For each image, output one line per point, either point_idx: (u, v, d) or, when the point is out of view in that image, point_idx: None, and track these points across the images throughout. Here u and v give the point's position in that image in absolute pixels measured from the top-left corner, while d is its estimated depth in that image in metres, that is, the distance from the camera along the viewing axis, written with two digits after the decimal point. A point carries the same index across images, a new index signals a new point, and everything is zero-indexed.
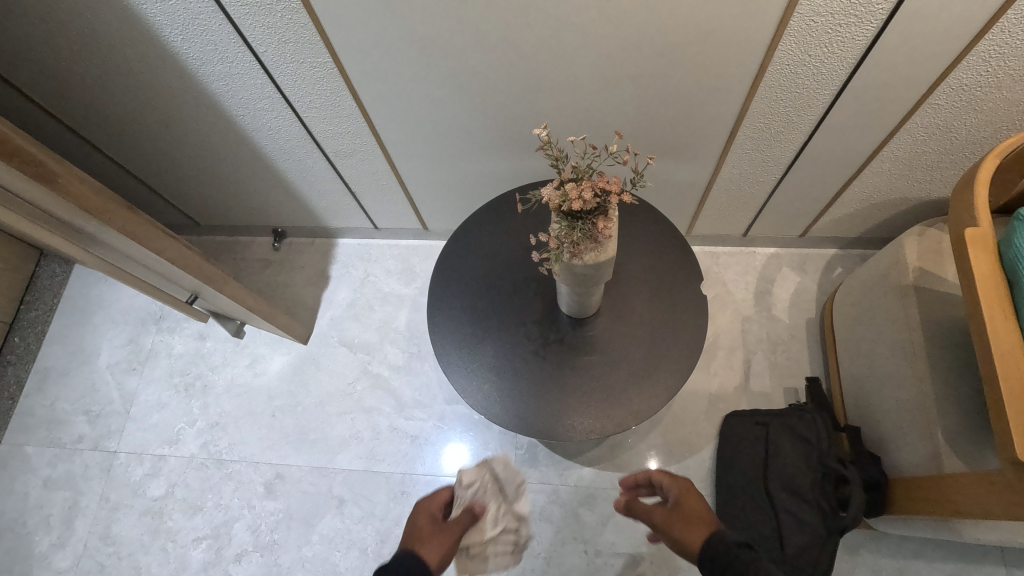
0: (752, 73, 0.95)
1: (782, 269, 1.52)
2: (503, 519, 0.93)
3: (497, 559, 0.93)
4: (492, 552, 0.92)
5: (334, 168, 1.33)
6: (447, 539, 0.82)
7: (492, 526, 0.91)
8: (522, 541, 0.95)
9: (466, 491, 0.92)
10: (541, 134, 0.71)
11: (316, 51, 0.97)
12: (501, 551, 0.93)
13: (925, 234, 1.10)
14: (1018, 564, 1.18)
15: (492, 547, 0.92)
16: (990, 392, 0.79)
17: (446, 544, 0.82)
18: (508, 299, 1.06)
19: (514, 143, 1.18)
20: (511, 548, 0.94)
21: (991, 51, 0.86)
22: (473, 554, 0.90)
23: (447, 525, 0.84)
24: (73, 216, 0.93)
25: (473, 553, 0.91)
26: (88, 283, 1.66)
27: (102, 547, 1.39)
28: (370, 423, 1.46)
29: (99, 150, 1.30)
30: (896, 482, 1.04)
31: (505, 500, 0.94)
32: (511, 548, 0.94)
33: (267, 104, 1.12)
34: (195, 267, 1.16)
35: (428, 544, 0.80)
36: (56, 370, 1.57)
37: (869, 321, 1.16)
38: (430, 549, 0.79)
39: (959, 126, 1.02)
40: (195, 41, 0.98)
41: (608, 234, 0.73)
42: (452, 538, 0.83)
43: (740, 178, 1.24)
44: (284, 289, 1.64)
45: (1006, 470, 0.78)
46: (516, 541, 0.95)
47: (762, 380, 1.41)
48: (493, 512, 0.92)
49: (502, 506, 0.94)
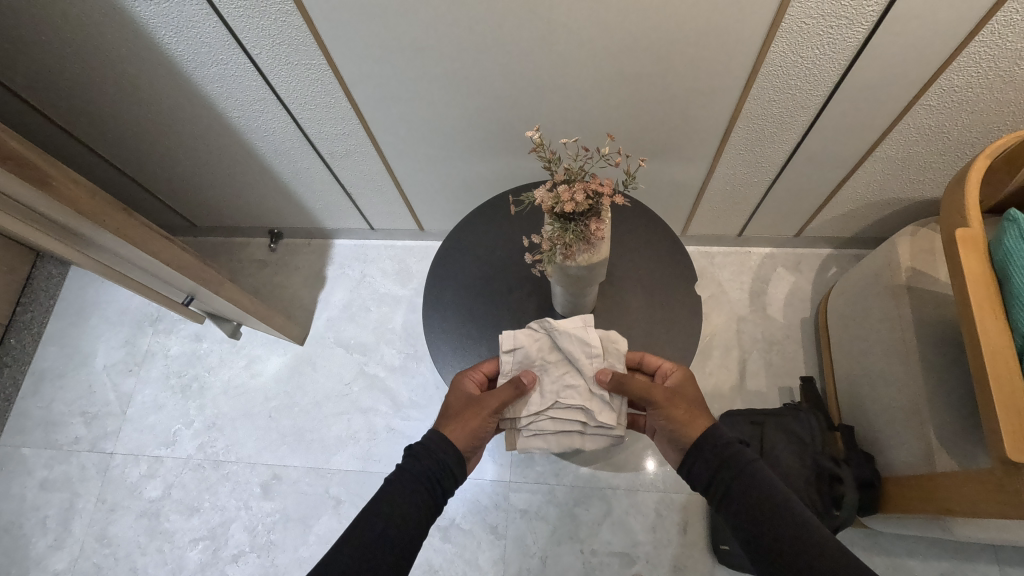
0: (745, 74, 0.96)
1: (777, 269, 1.53)
2: (555, 386, 0.85)
3: (553, 428, 0.86)
4: (548, 417, 0.85)
5: (330, 169, 1.33)
6: (477, 415, 0.80)
7: (541, 403, 0.85)
8: (591, 422, 0.85)
9: (511, 357, 0.87)
10: (534, 136, 0.72)
11: (310, 53, 0.98)
12: (560, 426, 0.85)
13: (918, 235, 1.11)
14: (1011, 561, 1.18)
15: (543, 418, 0.85)
16: (980, 391, 0.80)
17: (471, 423, 0.80)
18: (504, 300, 1.07)
19: (508, 144, 1.18)
20: (574, 427, 0.85)
21: (982, 52, 0.87)
22: (525, 427, 0.86)
23: (478, 400, 0.82)
24: (67, 217, 0.94)
25: (525, 429, 0.86)
26: (84, 285, 1.66)
27: (99, 548, 1.39)
28: (366, 424, 1.46)
29: (95, 151, 1.30)
30: (889, 481, 1.05)
31: (562, 378, 0.85)
32: (575, 427, 0.85)
33: (262, 106, 1.12)
34: (191, 268, 1.16)
35: (451, 425, 0.80)
36: (52, 372, 1.57)
37: (862, 320, 1.16)
38: (453, 428, 0.80)
39: (951, 127, 1.02)
40: (190, 43, 0.98)
41: (600, 235, 0.73)
42: (482, 415, 0.80)
43: (735, 179, 1.25)
44: (280, 290, 1.64)
45: (997, 469, 0.79)
46: (583, 421, 0.85)
47: (757, 380, 1.42)
48: (543, 386, 0.86)
49: (558, 384, 0.85)
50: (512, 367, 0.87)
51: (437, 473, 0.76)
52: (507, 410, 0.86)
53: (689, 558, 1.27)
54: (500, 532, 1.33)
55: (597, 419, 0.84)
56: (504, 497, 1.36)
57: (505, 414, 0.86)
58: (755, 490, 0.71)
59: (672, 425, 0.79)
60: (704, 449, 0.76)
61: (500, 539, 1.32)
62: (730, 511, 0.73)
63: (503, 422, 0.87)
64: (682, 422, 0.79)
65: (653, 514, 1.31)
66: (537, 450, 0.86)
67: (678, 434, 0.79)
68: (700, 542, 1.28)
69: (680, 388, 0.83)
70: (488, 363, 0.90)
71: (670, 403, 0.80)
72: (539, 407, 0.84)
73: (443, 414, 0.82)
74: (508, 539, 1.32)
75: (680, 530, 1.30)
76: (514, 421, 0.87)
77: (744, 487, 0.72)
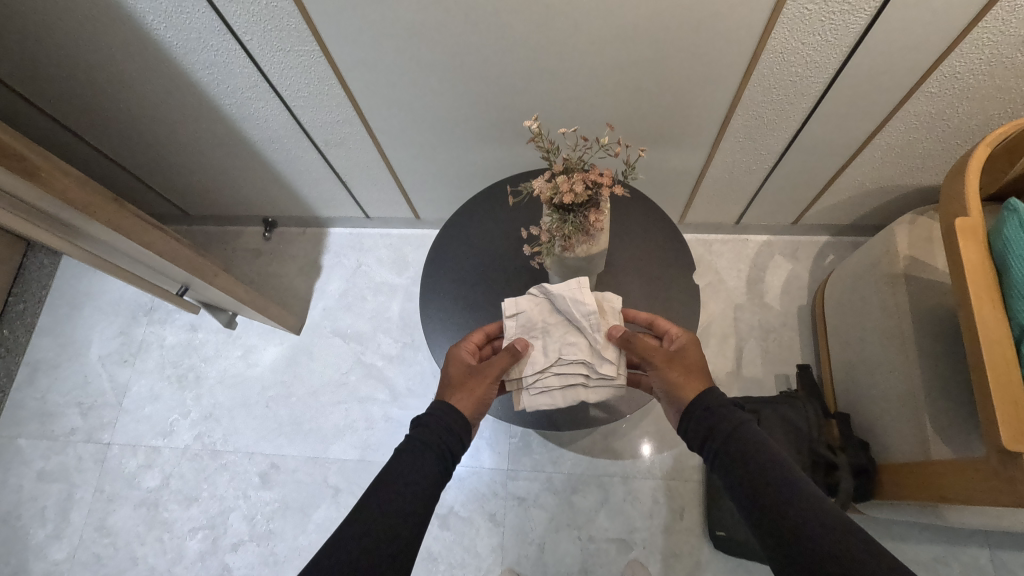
0: (746, 60, 0.94)
1: (774, 257, 1.52)
2: (557, 345, 0.84)
3: (558, 381, 0.85)
4: (552, 374, 0.84)
5: (324, 157, 1.31)
6: (482, 382, 0.81)
7: (544, 361, 0.84)
8: (595, 373, 0.84)
9: (512, 321, 0.87)
10: (531, 126, 0.71)
11: (303, 39, 0.95)
12: (565, 379, 0.85)
13: (916, 223, 1.10)
14: (1002, 545, 1.20)
15: (548, 375, 0.84)
16: (977, 381, 0.80)
17: (478, 389, 0.81)
18: (502, 290, 1.06)
19: (504, 132, 1.17)
20: (578, 379, 0.85)
21: (984, 38, 0.86)
22: (530, 385, 0.85)
23: (480, 367, 0.82)
24: (57, 209, 0.92)
25: (530, 387, 0.85)
26: (77, 275, 1.64)
27: (99, 538, 1.39)
28: (364, 413, 1.46)
29: (85, 140, 1.27)
30: (884, 468, 1.05)
31: (562, 336, 0.84)
32: (579, 380, 0.85)
33: (254, 94, 1.10)
34: (184, 260, 1.15)
35: (459, 392, 0.80)
36: (46, 362, 1.55)
37: (858, 308, 1.17)
38: (461, 398, 0.80)
39: (952, 113, 1.01)
40: (179, 28, 0.95)
41: (599, 226, 0.73)
42: (486, 381, 0.81)
43: (733, 166, 1.24)
44: (275, 279, 1.63)
45: (992, 457, 0.79)
46: (586, 373, 0.84)
47: (753, 366, 1.42)
48: (544, 346, 0.85)
49: (558, 341, 0.84)
50: (513, 332, 0.87)
51: (444, 449, 0.76)
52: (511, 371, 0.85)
53: (686, 544, 1.29)
54: (498, 520, 1.34)
55: (601, 371, 0.83)
56: (501, 484, 1.37)
57: (508, 375, 0.85)
58: (747, 448, 0.71)
59: (668, 385, 0.81)
60: (697, 409, 0.77)
61: (498, 527, 1.33)
62: (722, 468, 0.72)
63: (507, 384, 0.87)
64: (678, 384, 0.80)
65: (650, 501, 1.33)
66: (543, 408, 0.85)
67: (675, 395, 0.80)
68: (696, 528, 1.29)
69: (684, 352, 0.83)
70: (479, 334, 0.90)
71: (668, 365, 0.81)
72: (542, 365, 0.83)
73: (446, 383, 0.82)
74: (505, 526, 1.33)
75: (676, 516, 1.31)
76: (518, 382, 0.86)
77: (736, 445, 0.72)
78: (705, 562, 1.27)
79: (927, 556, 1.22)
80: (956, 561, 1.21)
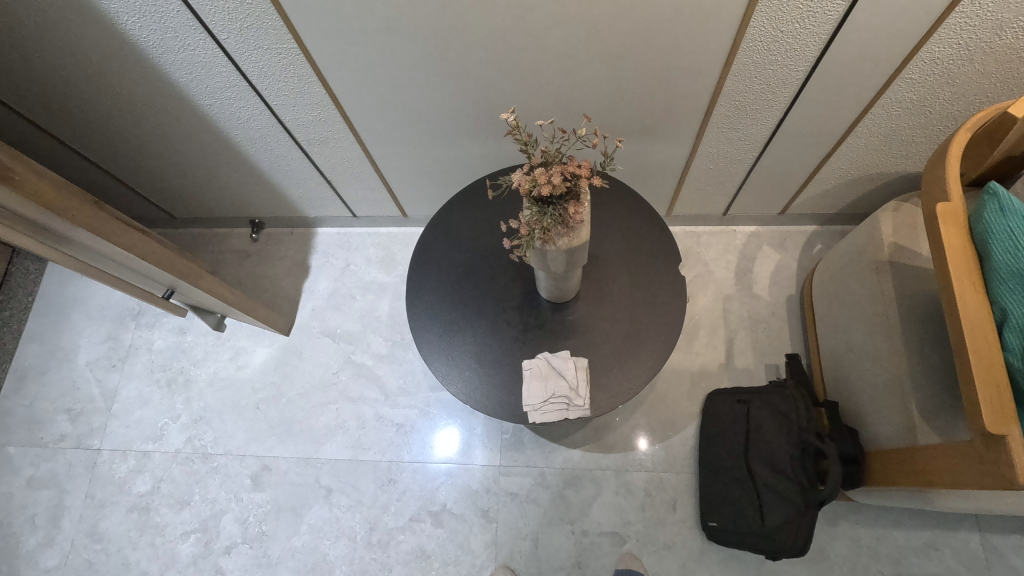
0: (725, 51, 0.95)
1: (762, 247, 1.52)
2: (557, 382, 0.96)
3: (546, 413, 0.95)
4: (553, 400, 0.95)
5: (307, 156, 1.30)
6: None
7: (539, 393, 0.95)
8: (574, 402, 0.95)
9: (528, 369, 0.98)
10: (509, 118, 0.68)
11: (279, 37, 0.95)
12: (552, 409, 0.95)
13: (901, 209, 1.10)
14: (993, 529, 1.21)
15: (541, 406, 0.95)
16: (960, 365, 0.80)
17: None
18: (489, 287, 1.06)
19: (487, 127, 1.16)
20: (561, 409, 0.95)
21: (962, 23, 0.86)
22: (536, 407, 0.95)
23: None
24: (32, 212, 0.91)
25: (536, 407, 0.95)
26: (62, 279, 1.63)
27: (90, 544, 1.39)
28: (356, 412, 1.46)
29: (64, 142, 1.26)
30: (873, 455, 1.06)
31: (551, 374, 0.97)
32: (562, 410, 0.95)
33: (233, 93, 1.09)
34: (167, 262, 1.13)
35: None
36: (34, 369, 1.54)
37: (845, 297, 1.17)
38: None
39: (933, 99, 1.01)
40: (153, 28, 0.95)
41: (579, 218, 0.72)
42: None
43: (718, 157, 1.24)
44: (263, 281, 1.62)
45: (976, 441, 0.79)
46: (567, 401, 0.95)
47: (744, 358, 1.42)
48: (550, 383, 0.96)
49: (548, 377, 0.96)
50: (529, 374, 0.97)
51: None
52: (525, 396, 0.96)
53: (680, 536, 1.29)
54: (490, 516, 1.34)
55: (585, 399, 0.95)
56: (493, 481, 1.37)
57: (524, 402, 0.96)
58: None
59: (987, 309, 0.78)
60: None
61: (491, 523, 1.33)
62: None
63: (522, 406, 0.96)
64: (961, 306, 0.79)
65: (643, 494, 1.33)
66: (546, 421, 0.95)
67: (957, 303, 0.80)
68: (688, 520, 1.30)
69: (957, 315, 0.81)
70: None
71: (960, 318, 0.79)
72: (546, 392, 0.95)
73: None
74: (498, 522, 1.33)
75: (669, 508, 1.31)
76: (527, 404, 0.96)
77: None
78: (698, 553, 1.27)
79: (918, 541, 1.22)
80: (947, 547, 1.21)
